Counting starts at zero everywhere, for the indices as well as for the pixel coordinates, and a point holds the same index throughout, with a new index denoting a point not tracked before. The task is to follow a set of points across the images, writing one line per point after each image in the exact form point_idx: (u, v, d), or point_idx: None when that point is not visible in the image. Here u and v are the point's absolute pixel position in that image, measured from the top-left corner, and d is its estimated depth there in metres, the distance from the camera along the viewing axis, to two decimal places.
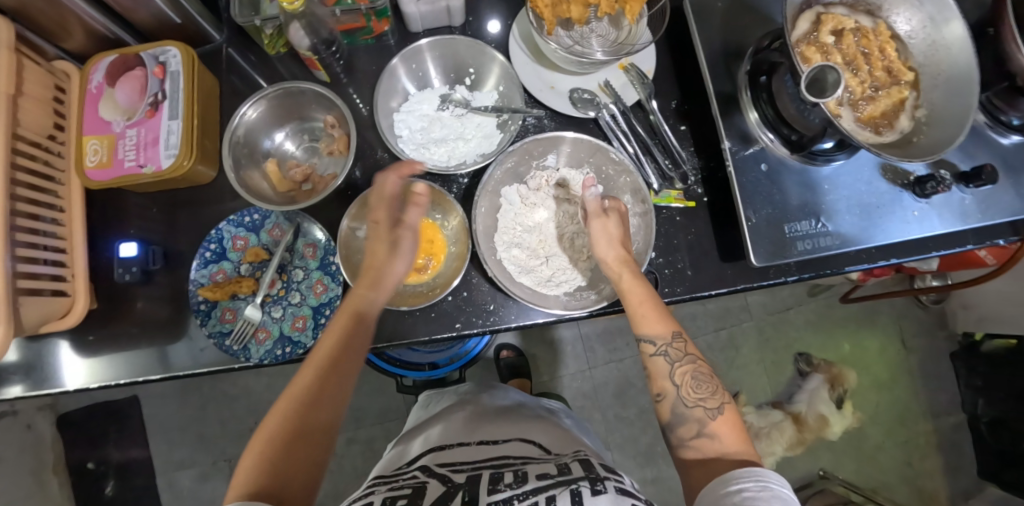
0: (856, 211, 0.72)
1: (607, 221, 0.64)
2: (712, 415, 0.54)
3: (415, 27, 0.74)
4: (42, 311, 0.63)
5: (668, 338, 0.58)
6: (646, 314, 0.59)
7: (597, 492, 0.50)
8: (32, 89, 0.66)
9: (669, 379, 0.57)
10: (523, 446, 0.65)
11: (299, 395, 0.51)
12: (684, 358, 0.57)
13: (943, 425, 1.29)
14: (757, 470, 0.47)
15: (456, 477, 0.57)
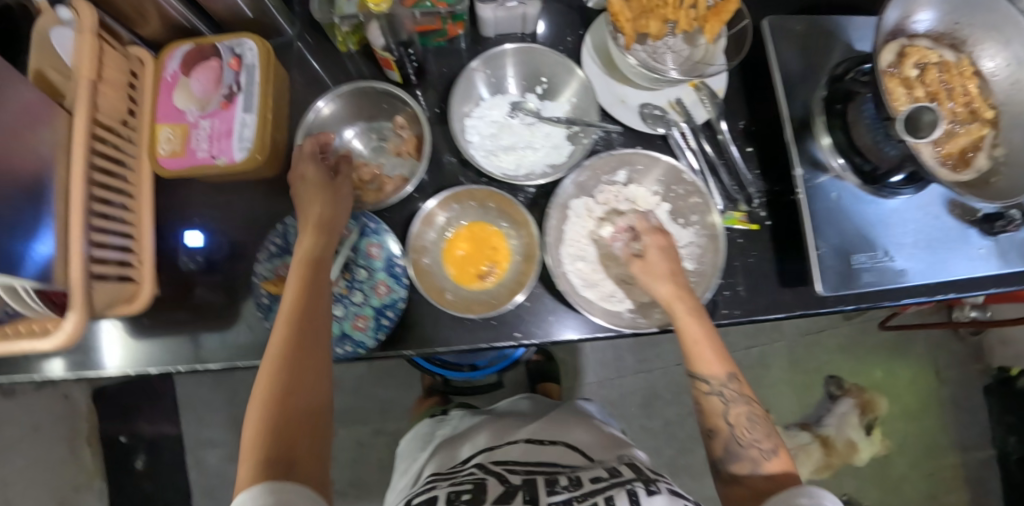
0: (923, 246, 0.71)
1: (664, 249, 0.65)
2: (768, 455, 0.56)
3: (488, 32, 0.74)
4: (111, 296, 0.64)
5: (724, 378, 0.59)
6: (699, 354, 0.60)
7: (652, 492, 0.54)
8: (111, 74, 0.66)
9: (722, 418, 0.59)
10: (568, 451, 0.68)
11: (270, 378, 0.51)
12: (739, 398, 0.59)
13: (973, 460, 1.27)
14: (814, 490, 0.50)
15: (512, 476, 0.60)
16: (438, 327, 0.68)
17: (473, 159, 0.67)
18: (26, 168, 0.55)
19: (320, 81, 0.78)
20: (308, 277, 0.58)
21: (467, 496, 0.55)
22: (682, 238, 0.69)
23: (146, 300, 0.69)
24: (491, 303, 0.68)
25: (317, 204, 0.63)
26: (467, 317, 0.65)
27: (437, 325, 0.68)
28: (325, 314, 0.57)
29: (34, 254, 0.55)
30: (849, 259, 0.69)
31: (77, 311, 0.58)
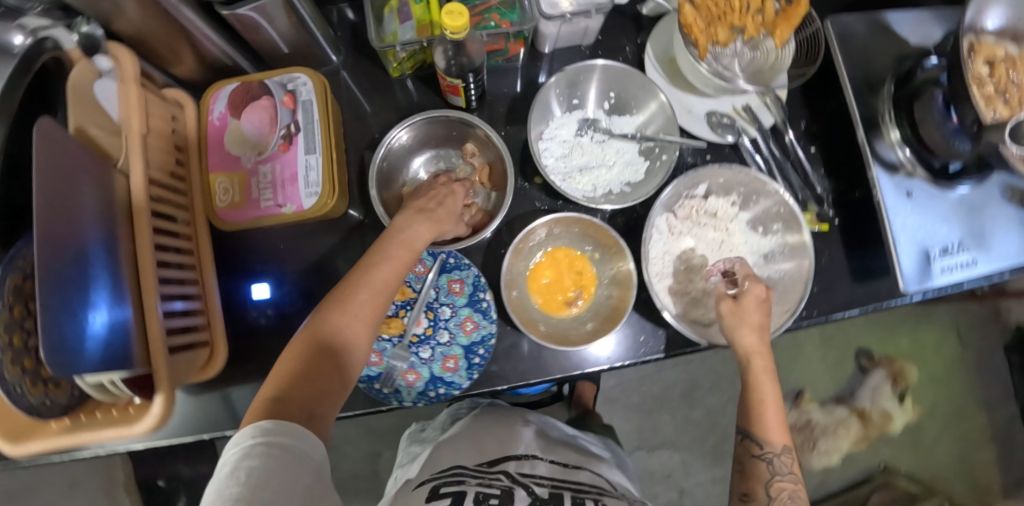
0: (992, 232, 0.72)
1: (764, 299, 0.62)
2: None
3: (546, 47, 0.72)
4: (187, 366, 0.60)
5: (779, 448, 0.59)
6: (767, 421, 0.60)
7: None
8: (156, 124, 0.61)
9: (764, 485, 0.58)
10: (595, 477, 0.63)
11: (314, 330, 0.50)
12: (788, 475, 0.58)
13: (997, 417, 1.34)
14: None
15: (539, 491, 0.55)
16: (528, 359, 0.67)
17: (555, 184, 0.64)
18: (62, 233, 0.44)
19: (369, 109, 0.74)
20: (403, 250, 0.57)
21: (496, 502, 0.51)
22: (763, 247, 0.70)
23: (220, 362, 0.65)
24: (582, 329, 0.67)
25: (449, 215, 0.63)
26: (565, 348, 0.64)
27: (529, 358, 0.67)
28: (387, 298, 0.55)
29: (92, 330, 0.46)
30: (924, 253, 0.70)
31: (162, 391, 0.54)
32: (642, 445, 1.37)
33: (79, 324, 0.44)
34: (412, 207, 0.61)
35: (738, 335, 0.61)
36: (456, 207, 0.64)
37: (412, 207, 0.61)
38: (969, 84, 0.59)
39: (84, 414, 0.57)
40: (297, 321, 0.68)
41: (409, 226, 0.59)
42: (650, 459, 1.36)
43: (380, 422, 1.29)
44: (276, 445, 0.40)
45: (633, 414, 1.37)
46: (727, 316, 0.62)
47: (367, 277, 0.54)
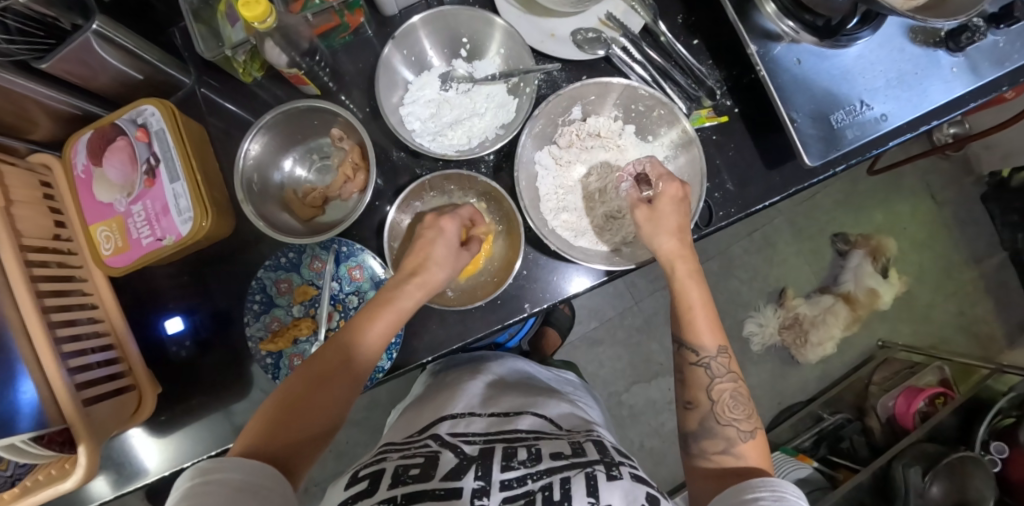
0: (895, 83, 0.67)
1: (680, 199, 0.59)
2: (743, 438, 0.54)
3: (391, 11, 0.69)
4: (114, 414, 0.62)
5: (714, 351, 0.57)
6: (697, 323, 0.58)
7: (613, 477, 0.48)
8: (20, 192, 0.60)
9: (706, 391, 0.56)
10: (535, 420, 0.61)
11: (341, 344, 0.53)
12: (725, 375, 0.56)
13: (987, 268, 1.35)
14: (774, 479, 0.47)
15: (468, 449, 0.53)
16: (447, 326, 0.67)
17: (420, 147, 0.63)
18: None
19: (242, 121, 0.73)
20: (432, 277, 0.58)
21: (415, 472, 0.48)
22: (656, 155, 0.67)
23: (151, 402, 0.67)
24: (490, 284, 0.66)
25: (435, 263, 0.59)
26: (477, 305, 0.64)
27: (446, 325, 0.67)
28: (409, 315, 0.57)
29: (20, 401, 0.53)
30: (827, 123, 0.65)
31: (84, 442, 0.56)
32: (639, 379, 1.33)
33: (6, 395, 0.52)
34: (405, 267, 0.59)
35: (655, 239, 0.59)
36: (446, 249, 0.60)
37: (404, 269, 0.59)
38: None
39: (29, 480, 0.59)
40: (218, 344, 0.70)
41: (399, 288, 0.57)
42: (650, 391, 1.33)
43: (379, 416, 1.31)
44: (218, 481, 0.39)
45: (622, 351, 1.33)
46: (644, 225, 0.59)
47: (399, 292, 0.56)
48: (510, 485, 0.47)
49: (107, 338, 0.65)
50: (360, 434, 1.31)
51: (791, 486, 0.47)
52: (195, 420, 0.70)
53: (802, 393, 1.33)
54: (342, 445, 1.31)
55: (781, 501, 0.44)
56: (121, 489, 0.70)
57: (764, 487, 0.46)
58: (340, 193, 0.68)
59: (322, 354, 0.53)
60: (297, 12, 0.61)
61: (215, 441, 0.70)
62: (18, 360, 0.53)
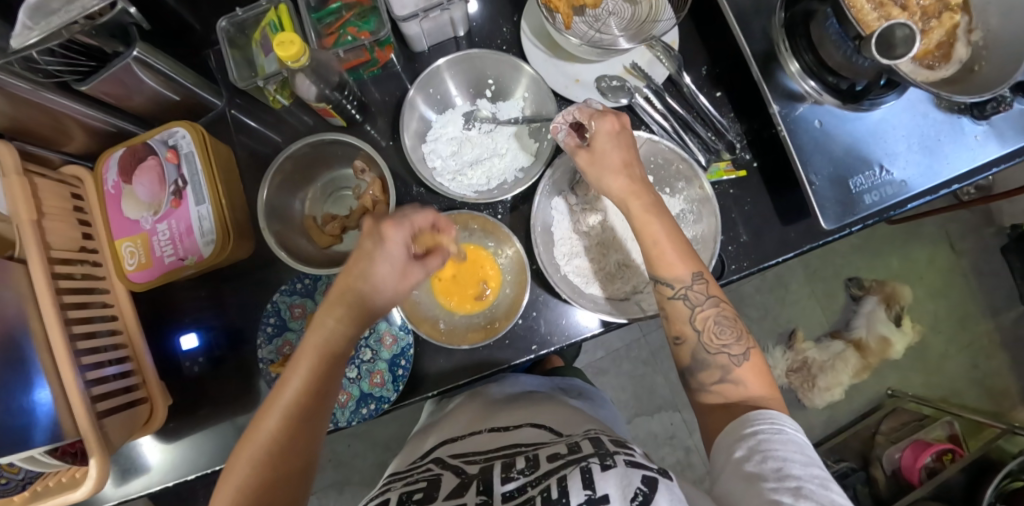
0: (915, 148, 0.66)
1: (616, 132, 0.58)
2: (737, 362, 0.53)
3: (420, 46, 0.71)
4: (126, 426, 0.63)
5: (690, 280, 0.55)
6: (664, 257, 0.56)
7: (608, 466, 0.46)
8: (52, 206, 0.62)
9: (689, 323, 0.55)
10: (534, 431, 0.60)
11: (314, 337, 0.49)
12: (706, 301, 0.55)
13: (1004, 322, 1.32)
14: (773, 412, 0.48)
15: (469, 468, 0.53)
16: (454, 362, 0.68)
17: (442, 188, 0.64)
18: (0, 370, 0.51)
19: (270, 144, 0.75)
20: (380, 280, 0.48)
21: (419, 497, 0.48)
22: (673, 207, 0.68)
23: (163, 414, 0.69)
24: (487, 327, 0.66)
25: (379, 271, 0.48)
26: (462, 348, 0.64)
27: (453, 360, 0.68)
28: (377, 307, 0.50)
29: (38, 413, 0.54)
30: (845, 186, 0.65)
31: (95, 455, 0.58)
32: (641, 411, 1.31)
33: (21, 406, 0.53)
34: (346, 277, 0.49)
35: (604, 178, 0.58)
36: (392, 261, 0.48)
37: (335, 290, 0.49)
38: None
39: (40, 485, 0.61)
40: (230, 361, 0.72)
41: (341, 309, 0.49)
42: (652, 423, 1.31)
43: (380, 430, 1.32)
44: None
45: (626, 382, 1.32)
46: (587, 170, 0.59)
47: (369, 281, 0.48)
48: (512, 496, 0.46)
49: (125, 351, 0.66)
50: (360, 445, 1.32)
51: (788, 418, 0.48)
52: (202, 433, 0.72)
53: (807, 437, 1.31)
54: (342, 455, 1.32)
55: (781, 433, 0.45)
56: (127, 495, 0.72)
57: (763, 420, 0.47)
58: (359, 225, 0.69)
59: (269, 408, 0.47)
60: (327, 46, 0.65)
61: (220, 456, 0.71)
62: (38, 367, 0.55)
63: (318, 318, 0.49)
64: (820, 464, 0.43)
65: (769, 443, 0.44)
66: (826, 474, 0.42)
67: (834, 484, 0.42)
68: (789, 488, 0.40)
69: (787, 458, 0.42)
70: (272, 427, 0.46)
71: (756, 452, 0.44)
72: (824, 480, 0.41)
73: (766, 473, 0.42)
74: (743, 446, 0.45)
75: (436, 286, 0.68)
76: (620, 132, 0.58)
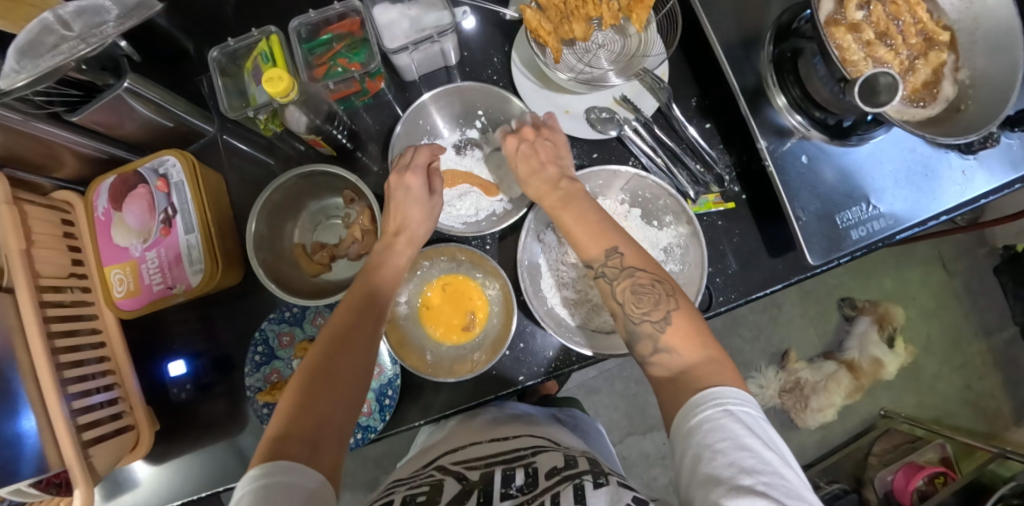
0: (903, 183, 0.67)
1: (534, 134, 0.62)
2: (661, 328, 0.48)
3: (411, 76, 0.71)
4: (113, 454, 0.63)
5: (603, 257, 0.53)
6: (579, 234, 0.55)
7: (599, 485, 0.46)
8: (42, 233, 0.62)
9: (612, 299, 0.51)
10: (533, 438, 0.60)
11: (358, 286, 0.56)
12: (622, 273, 0.51)
13: (997, 343, 1.32)
14: (718, 387, 0.42)
15: (471, 475, 0.52)
16: (441, 392, 0.68)
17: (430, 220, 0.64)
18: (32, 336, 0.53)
19: (262, 171, 0.76)
20: (423, 226, 0.61)
21: (423, 500, 0.47)
22: (661, 240, 0.68)
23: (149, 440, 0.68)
24: (472, 358, 0.67)
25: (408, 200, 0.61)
26: (449, 381, 0.64)
27: (439, 391, 0.68)
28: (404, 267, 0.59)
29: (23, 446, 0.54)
30: (833, 220, 0.65)
31: (80, 486, 0.57)
32: (634, 431, 1.31)
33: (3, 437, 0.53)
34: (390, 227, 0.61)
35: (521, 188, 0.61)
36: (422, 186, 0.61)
37: (388, 231, 0.61)
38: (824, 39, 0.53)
39: None
40: (218, 389, 0.72)
41: (394, 246, 0.59)
42: (644, 443, 1.31)
43: None
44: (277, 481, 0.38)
45: (619, 401, 1.32)
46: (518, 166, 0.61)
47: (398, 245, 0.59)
48: None
49: (112, 377, 0.66)
50: None
51: (733, 390, 0.41)
52: (190, 460, 0.71)
53: (800, 457, 1.31)
54: None
55: (727, 416, 0.39)
56: None
57: (707, 404, 0.40)
58: (348, 253, 0.70)
59: (317, 342, 0.51)
60: (317, 78, 0.66)
61: (206, 483, 0.71)
62: (22, 394, 0.54)
63: (358, 280, 0.57)
64: (773, 445, 0.38)
65: (716, 434, 0.38)
66: (780, 457, 0.37)
67: (789, 468, 0.37)
68: (744, 489, 0.35)
69: (737, 451, 0.37)
70: (318, 355, 0.49)
71: (705, 447, 0.38)
72: (777, 467, 0.37)
73: (721, 473, 0.36)
74: (693, 437, 0.39)
75: (423, 315, 0.69)
76: (537, 139, 0.61)
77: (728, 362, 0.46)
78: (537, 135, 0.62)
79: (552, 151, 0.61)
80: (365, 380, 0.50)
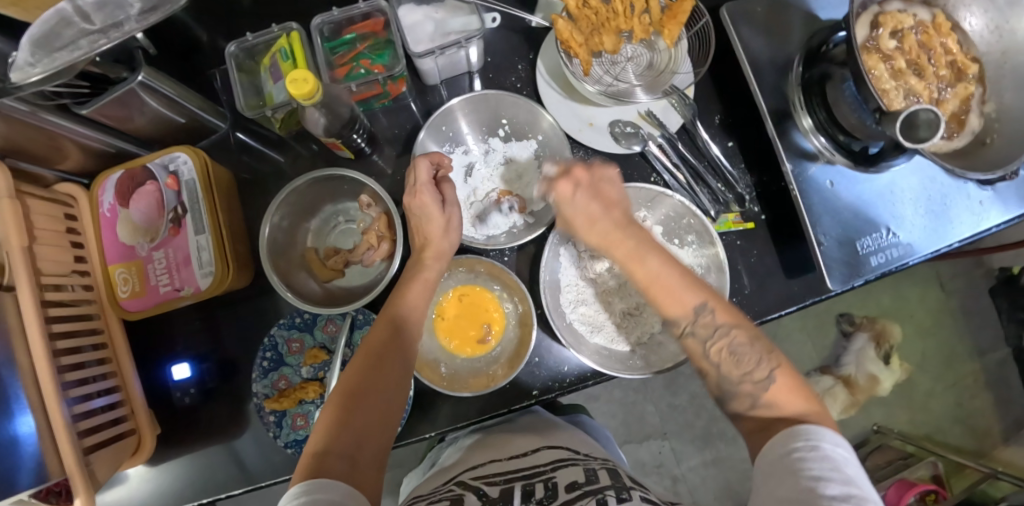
0: (922, 212, 0.67)
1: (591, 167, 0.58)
2: (766, 387, 0.48)
3: (433, 80, 0.70)
4: (115, 459, 0.61)
5: (693, 316, 0.51)
6: (663, 297, 0.53)
7: (622, 500, 0.44)
8: (45, 228, 0.58)
9: (706, 360, 0.52)
10: (552, 453, 0.57)
11: (393, 301, 0.56)
12: (715, 333, 0.51)
13: (989, 363, 1.35)
14: (817, 428, 0.43)
15: (490, 491, 0.50)
16: (452, 405, 0.67)
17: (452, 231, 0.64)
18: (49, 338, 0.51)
19: (274, 170, 0.74)
20: (444, 239, 0.60)
21: None
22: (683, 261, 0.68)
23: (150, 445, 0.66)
24: (487, 371, 0.66)
25: (423, 211, 0.60)
26: (463, 396, 0.62)
27: (451, 403, 0.67)
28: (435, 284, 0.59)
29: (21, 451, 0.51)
30: (854, 247, 0.65)
31: (81, 495, 0.54)
32: (630, 439, 1.32)
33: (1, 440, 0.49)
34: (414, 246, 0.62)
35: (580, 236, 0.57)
36: (434, 199, 0.60)
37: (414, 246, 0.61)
38: (862, 62, 0.52)
39: None
40: (222, 394, 0.70)
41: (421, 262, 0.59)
42: (640, 451, 1.31)
43: None
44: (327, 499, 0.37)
45: (616, 409, 1.32)
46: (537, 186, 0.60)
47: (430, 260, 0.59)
48: None
49: (114, 379, 0.64)
50: None
51: (829, 431, 0.43)
52: (189, 466, 0.69)
53: None
54: None
55: (817, 450, 0.41)
56: None
57: (798, 438, 0.42)
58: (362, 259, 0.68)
59: (352, 360, 0.51)
60: (338, 77, 0.64)
61: (205, 490, 0.69)
62: (19, 394, 0.51)
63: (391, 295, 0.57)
64: (863, 486, 0.39)
65: (805, 463, 0.40)
66: (867, 495, 0.38)
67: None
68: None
69: (822, 479, 0.38)
70: (356, 373, 0.49)
71: (792, 473, 0.40)
72: (861, 501, 0.37)
73: (802, 496, 0.37)
74: (784, 463, 0.41)
75: (438, 326, 0.67)
76: (593, 179, 0.57)
77: (791, 395, 0.46)
78: (590, 174, 0.57)
79: (612, 193, 0.57)
80: (398, 400, 0.50)
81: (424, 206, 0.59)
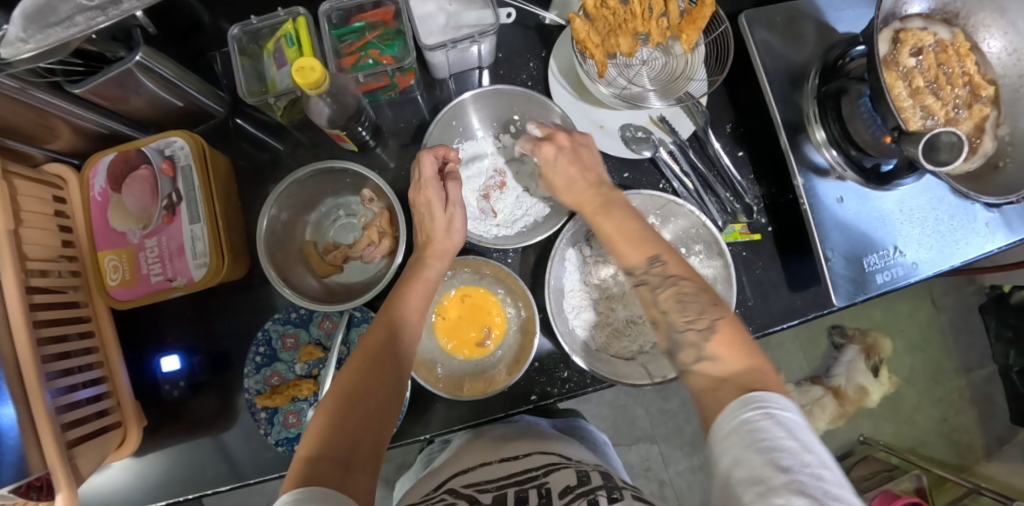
0: (929, 233, 0.66)
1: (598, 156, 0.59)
2: (706, 335, 0.46)
3: (441, 74, 0.68)
4: (99, 452, 0.59)
5: (646, 264, 0.50)
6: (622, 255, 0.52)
7: (614, 500, 0.42)
8: (32, 211, 0.56)
9: (655, 307, 0.50)
10: (545, 457, 0.55)
11: (390, 303, 0.54)
12: (665, 282, 0.49)
13: (976, 379, 1.36)
14: (765, 394, 0.39)
15: (483, 498, 0.47)
16: (447, 407, 0.66)
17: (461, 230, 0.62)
18: None
19: (272, 159, 0.72)
20: (449, 239, 0.58)
21: None
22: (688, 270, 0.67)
23: (135, 439, 0.64)
24: (485, 374, 0.65)
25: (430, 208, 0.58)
26: (462, 400, 0.61)
27: (446, 405, 0.66)
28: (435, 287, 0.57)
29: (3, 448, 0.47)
30: (859, 265, 0.65)
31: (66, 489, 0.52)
32: (619, 441, 1.32)
33: None
34: (417, 244, 0.60)
35: None
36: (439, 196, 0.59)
37: (417, 243, 0.60)
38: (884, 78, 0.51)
39: None
40: (212, 389, 0.68)
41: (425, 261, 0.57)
42: (629, 454, 1.31)
43: None
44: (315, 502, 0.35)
45: (607, 411, 1.31)
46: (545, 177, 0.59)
47: (429, 263, 0.57)
48: None
49: (100, 370, 0.62)
50: None
51: (777, 396, 0.38)
52: (175, 460, 0.67)
53: None
54: None
55: (768, 418, 0.36)
56: None
57: (748, 407, 0.38)
58: (362, 255, 0.66)
59: (347, 364, 0.50)
60: (345, 66, 0.62)
61: (193, 485, 0.67)
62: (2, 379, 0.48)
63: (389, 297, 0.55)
64: (817, 450, 0.35)
65: (756, 435, 0.35)
66: (822, 460, 0.34)
67: (830, 471, 0.33)
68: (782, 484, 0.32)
69: (775, 450, 0.34)
70: (351, 378, 0.48)
71: (744, 446, 0.35)
72: (817, 469, 0.33)
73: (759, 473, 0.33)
74: (736, 435, 0.36)
75: (439, 326, 0.66)
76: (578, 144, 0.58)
77: None
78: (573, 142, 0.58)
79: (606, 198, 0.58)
80: (395, 405, 0.49)
81: (428, 203, 0.58)
